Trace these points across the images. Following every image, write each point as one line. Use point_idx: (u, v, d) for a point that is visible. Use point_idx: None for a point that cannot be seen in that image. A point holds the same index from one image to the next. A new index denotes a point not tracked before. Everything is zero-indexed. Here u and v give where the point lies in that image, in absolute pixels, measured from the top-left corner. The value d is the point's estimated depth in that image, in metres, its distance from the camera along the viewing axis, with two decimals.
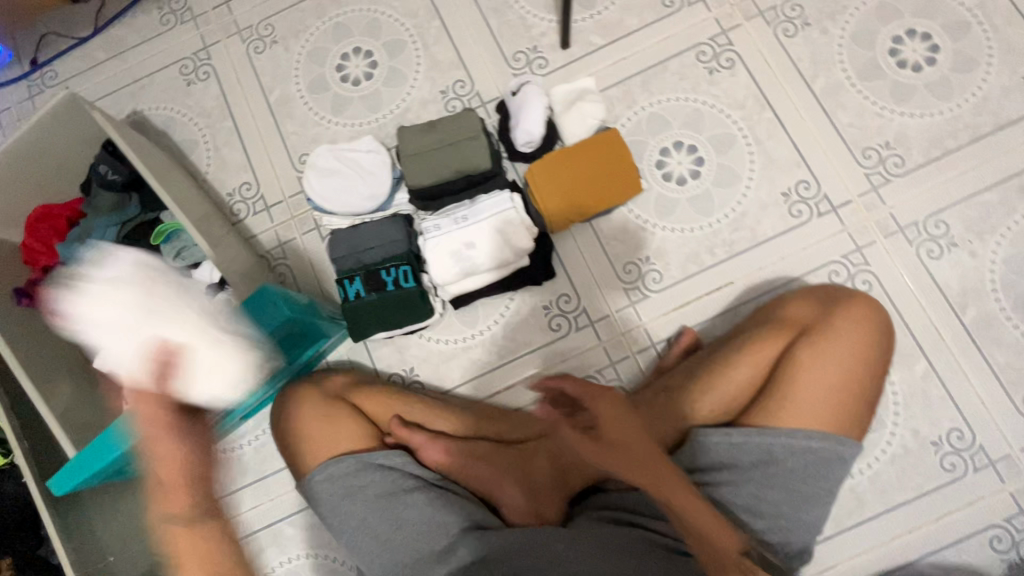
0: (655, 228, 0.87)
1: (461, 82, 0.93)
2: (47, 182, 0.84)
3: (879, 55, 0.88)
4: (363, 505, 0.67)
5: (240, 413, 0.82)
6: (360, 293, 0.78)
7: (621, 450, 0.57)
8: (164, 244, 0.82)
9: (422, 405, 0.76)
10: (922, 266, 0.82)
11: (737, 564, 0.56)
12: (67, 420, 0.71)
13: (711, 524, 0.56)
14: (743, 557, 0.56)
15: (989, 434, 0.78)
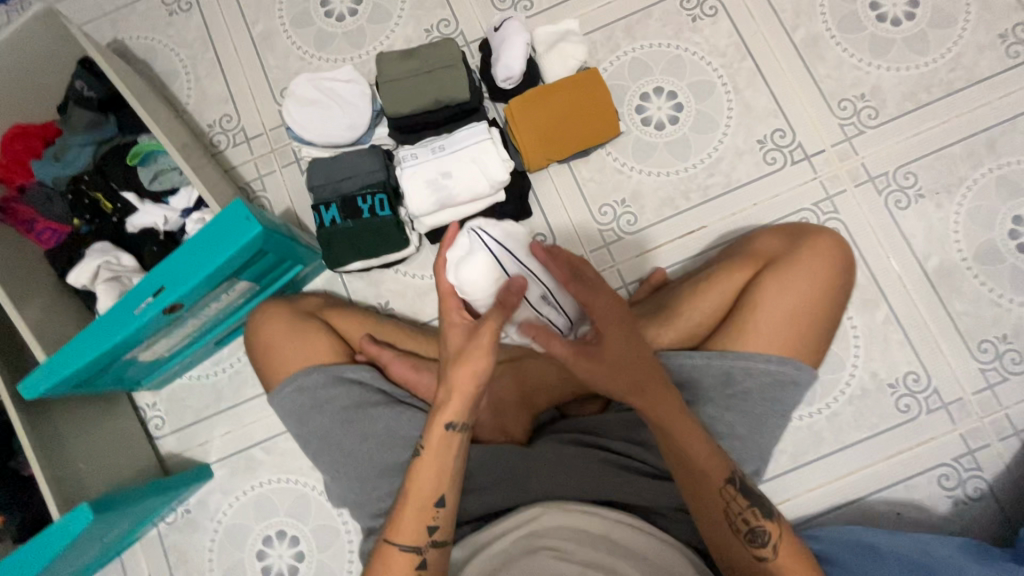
0: (632, 171, 0.88)
1: (445, 20, 0.93)
2: (22, 100, 0.84)
3: (860, 8, 0.89)
4: (330, 416, 0.70)
5: (214, 335, 0.83)
6: (336, 220, 0.80)
7: (612, 367, 0.55)
8: (140, 166, 0.82)
9: (393, 327, 0.78)
10: (890, 216, 0.84)
11: (717, 491, 0.56)
12: (40, 331, 0.72)
13: (696, 444, 0.56)
14: (727, 484, 0.56)
15: (944, 378, 0.80)
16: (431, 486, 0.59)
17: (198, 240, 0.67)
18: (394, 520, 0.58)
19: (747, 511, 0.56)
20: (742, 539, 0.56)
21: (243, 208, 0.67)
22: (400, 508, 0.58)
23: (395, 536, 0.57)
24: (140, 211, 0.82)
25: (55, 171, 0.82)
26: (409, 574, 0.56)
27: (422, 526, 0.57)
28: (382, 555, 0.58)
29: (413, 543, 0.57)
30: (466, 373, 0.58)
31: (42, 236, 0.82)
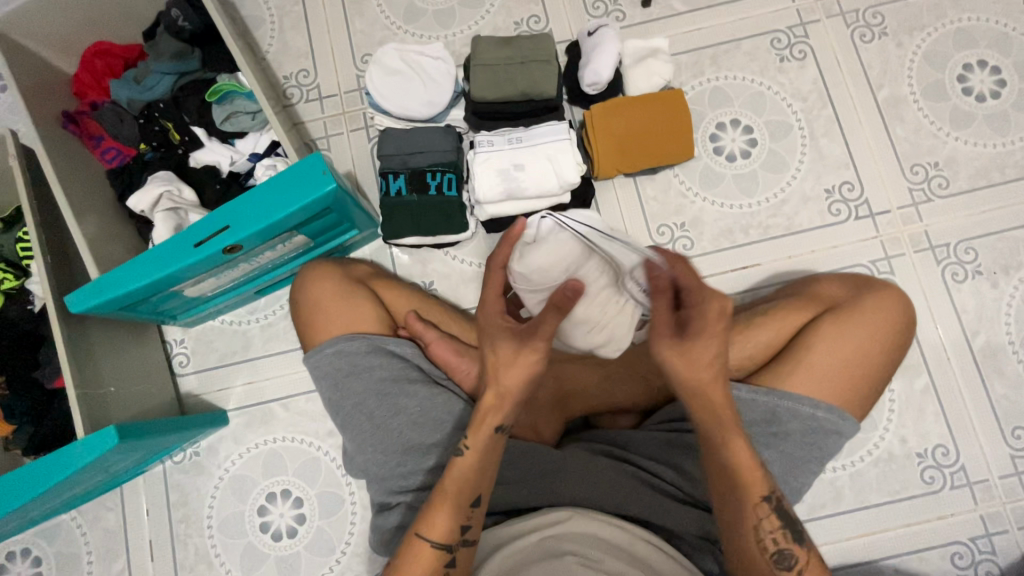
0: (696, 197, 0.88)
1: (536, 18, 0.94)
2: (112, 19, 0.84)
3: (947, 78, 0.89)
4: (365, 385, 0.69)
5: (258, 284, 0.83)
6: (401, 191, 0.80)
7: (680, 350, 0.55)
8: (218, 105, 0.81)
9: (439, 308, 0.78)
10: (945, 287, 0.84)
11: (753, 506, 0.56)
12: (93, 246, 0.72)
13: (739, 450, 0.56)
14: (762, 500, 0.56)
15: (972, 457, 0.80)
16: (463, 488, 0.57)
17: (270, 187, 0.67)
18: (425, 516, 0.57)
19: (777, 532, 0.56)
20: (766, 560, 0.55)
21: (321, 162, 0.67)
22: (434, 502, 0.57)
23: (426, 530, 0.56)
24: (207, 149, 0.83)
25: (132, 91, 0.82)
26: (437, 570, 0.56)
27: (455, 526, 0.56)
28: (410, 545, 0.57)
29: (444, 540, 0.56)
30: (513, 375, 0.57)
31: (106, 155, 0.81)
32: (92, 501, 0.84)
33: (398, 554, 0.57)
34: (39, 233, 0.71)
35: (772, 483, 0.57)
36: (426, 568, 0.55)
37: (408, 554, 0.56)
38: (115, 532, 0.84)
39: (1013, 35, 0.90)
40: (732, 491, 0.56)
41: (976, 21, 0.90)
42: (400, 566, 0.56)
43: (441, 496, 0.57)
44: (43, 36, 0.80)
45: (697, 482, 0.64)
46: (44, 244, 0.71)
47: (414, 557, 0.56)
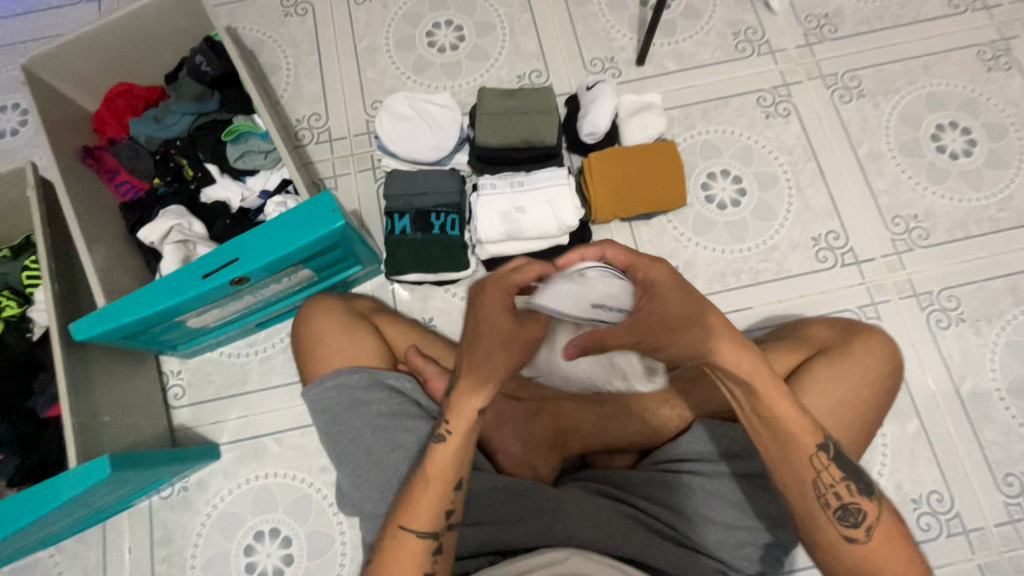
0: (689, 242, 0.91)
1: (538, 72, 1.00)
2: (136, 63, 0.89)
3: (922, 137, 0.95)
4: (364, 419, 0.69)
5: (262, 316, 0.84)
6: (406, 230, 0.83)
7: (669, 329, 0.52)
8: (232, 143, 0.85)
9: (440, 345, 0.79)
10: (930, 333, 0.86)
11: (809, 459, 0.55)
12: (101, 274, 0.73)
13: (786, 411, 0.55)
14: (817, 453, 0.55)
15: (967, 504, 0.80)
16: (439, 480, 0.57)
17: (282, 222, 0.70)
18: (401, 507, 0.57)
19: (839, 485, 0.55)
20: (831, 514, 0.54)
21: (332, 200, 0.70)
22: (415, 488, 0.57)
23: (406, 520, 0.56)
24: (217, 184, 0.85)
25: (150, 130, 0.86)
26: (423, 559, 0.55)
27: (438, 513, 0.56)
28: (390, 536, 0.56)
29: (423, 527, 0.55)
30: (480, 376, 0.57)
31: (120, 188, 0.84)
32: (72, 537, 0.81)
33: (381, 547, 0.56)
34: (49, 262, 0.72)
35: (825, 434, 0.56)
36: (412, 560, 0.55)
37: (392, 544, 0.55)
38: (93, 571, 0.81)
39: (980, 99, 0.97)
40: (791, 450, 0.55)
41: (945, 87, 0.97)
42: (385, 559, 0.55)
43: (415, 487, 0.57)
44: (71, 76, 0.85)
45: (695, 524, 0.64)
46: (52, 272, 0.72)
47: (395, 546, 0.55)
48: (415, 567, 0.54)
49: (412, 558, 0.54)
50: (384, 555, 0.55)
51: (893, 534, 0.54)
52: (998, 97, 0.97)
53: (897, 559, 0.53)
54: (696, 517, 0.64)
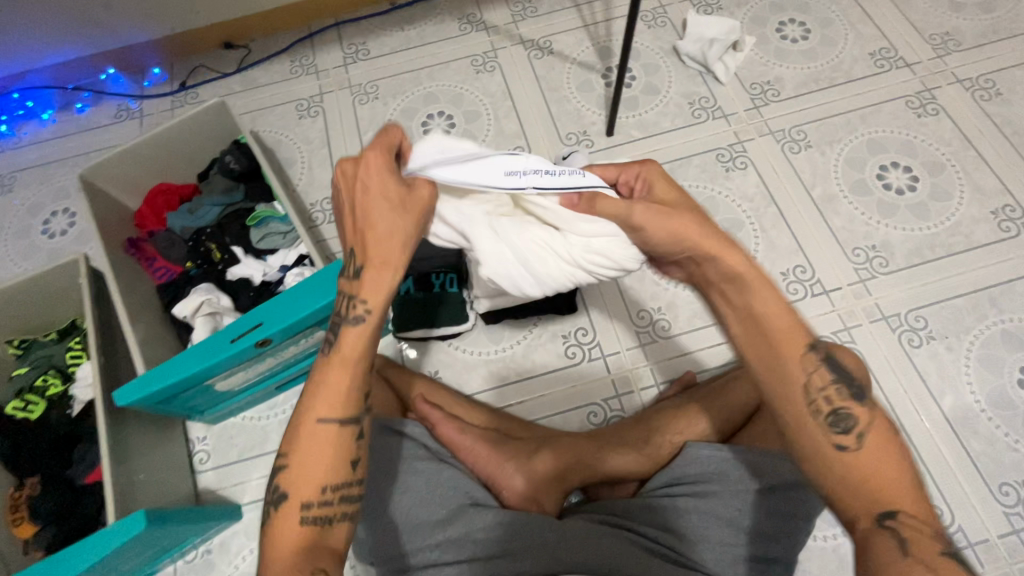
0: (669, 284, 0.99)
1: (521, 148, 1.14)
2: (174, 166, 1.03)
3: (868, 177, 1.06)
4: (374, 466, 0.72)
5: (281, 378, 0.91)
6: (409, 289, 0.94)
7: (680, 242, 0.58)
8: (255, 227, 0.97)
9: (446, 393, 0.86)
10: (904, 352, 0.92)
11: (798, 358, 0.54)
12: (140, 347, 0.82)
13: (773, 302, 0.55)
14: (809, 350, 0.54)
15: (968, 518, 0.81)
16: (348, 371, 0.56)
17: (302, 289, 0.79)
18: (313, 402, 0.55)
19: (829, 389, 0.53)
20: (820, 422, 0.52)
21: (341, 267, 0.80)
22: (322, 376, 0.56)
23: (321, 413, 0.54)
24: (242, 264, 0.96)
25: (186, 220, 0.99)
26: (345, 448, 0.55)
27: (358, 401, 0.56)
28: (305, 429, 0.54)
29: (342, 416, 0.55)
30: (392, 240, 0.55)
31: (158, 273, 0.96)
32: None
33: (295, 444, 0.54)
34: (95, 340, 0.81)
35: (814, 336, 0.55)
36: (333, 449, 0.54)
37: (309, 437, 0.54)
38: None
39: (915, 141, 1.08)
40: (772, 352, 0.54)
41: (883, 133, 1.09)
42: (301, 456, 0.54)
43: (323, 384, 0.55)
44: (119, 181, 0.99)
45: (694, 543, 0.66)
46: (97, 349, 0.81)
47: (315, 439, 0.54)
48: (341, 456, 0.54)
49: (337, 449, 0.54)
50: (301, 453, 0.54)
51: (884, 440, 0.51)
52: (931, 138, 1.08)
53: (882, 463, 0.50)
54: (695, 537, 0.66)
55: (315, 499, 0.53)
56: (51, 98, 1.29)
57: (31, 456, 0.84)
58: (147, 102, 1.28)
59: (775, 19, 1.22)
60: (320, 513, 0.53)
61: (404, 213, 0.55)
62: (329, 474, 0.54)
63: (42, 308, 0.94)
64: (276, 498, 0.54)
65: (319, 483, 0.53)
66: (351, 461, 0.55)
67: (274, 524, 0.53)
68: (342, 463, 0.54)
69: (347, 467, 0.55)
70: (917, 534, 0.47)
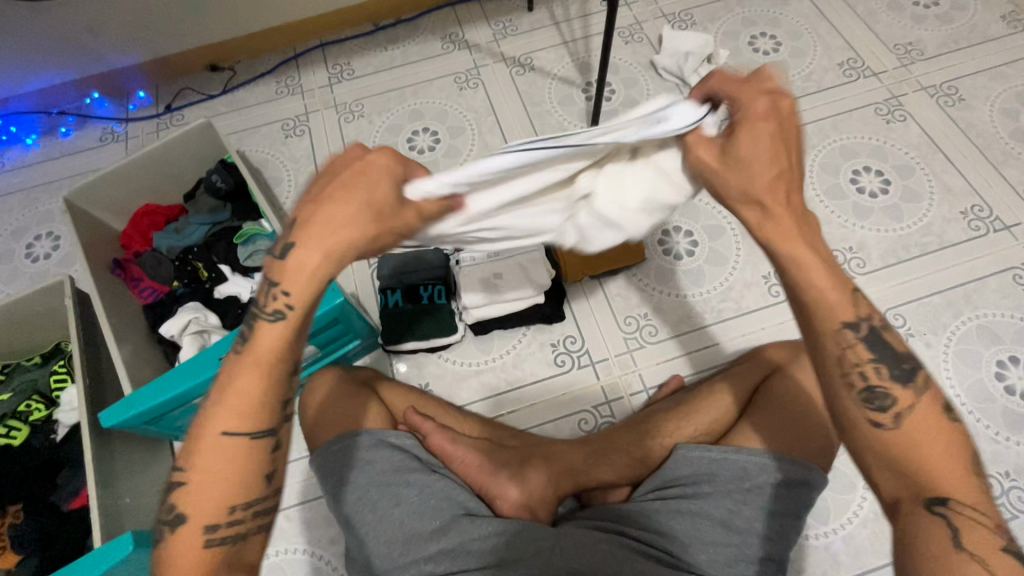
0: (654, 291, 1.01)
1: None
2: (159, 187, 1.03)
3: (842, 181, 1.09)
4: (368, 479, 0.72)
5: None
6: (398, 302, 0.93)
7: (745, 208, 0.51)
8: (242, 245, 0.97)
9: (436, 404, 0.86)
10: None
11: (831, 333, 0.51)
12: (126, 368, 0.81)
13: (818, 274, 0.50)
14: (844, 326, 0.51)
15: None
16: (262, 378, 0.50)
17: None
18: (219, 412, 0.50)
19: (867, 364, 0.51)
20: (856, 400, 0.51)
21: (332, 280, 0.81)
22: (234, 378, 0.50)
23: (230, 427, 0.49)
24: (229, 282, 0.95)
25: (172, 240, 0.99)
26: (260, 462, 0.51)
27: (277, 412, 0.51)
28: (208, 442, 0.49)
29: (254, 428, 0.50)
30: (328, 236, 0.47)
31: (143, 293, 0.96)
32: None
33: (197, 451, 0.50)
34: (80, 362, 0.80)
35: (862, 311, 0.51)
36: (242, 463, 0.50)
37: (214, 450, 0.50)
38: None
39: (885, 146, 1.12)
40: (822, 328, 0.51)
41: (854, 139, 1.13)
42: (203, 465, 0.49)
43: (232, 390, 0.50)
44: (104, 203, 0.99)
45: (687, 545, 0.65)
46: (82, 371, 0.80)
47: (219, 452, 0.50)
48: (252, 471, 0.50)
49: (248, 465, 0.50)
50: (201, 466, 0.50)
51: (932, 420, 0.50)
52: (900, 143, 1.12)
53: (934, 444, 0.49)
54: (688, 538, 0.66)
55: (223, 518, 0.50)
56: (35, 123, 1.29)
57: (13, 483, 0.82)
58: (132, 124, 1.29)
59: (747, 33, 1.27)
60: (226, 532, 0.51)
61: (355, 200, 0.46)
62: (236, 492, 0.50)
63: (25, 332, 0.93)
64: (173, 514, 0.50)
65: (228, 499, 0.50)
66: (266, 475, 0.52)
67: (171, 543, 0.50)
68: (252, 480, 0.51)
69: (258, 482, 0.51)
70: (970, 523, 0.46)
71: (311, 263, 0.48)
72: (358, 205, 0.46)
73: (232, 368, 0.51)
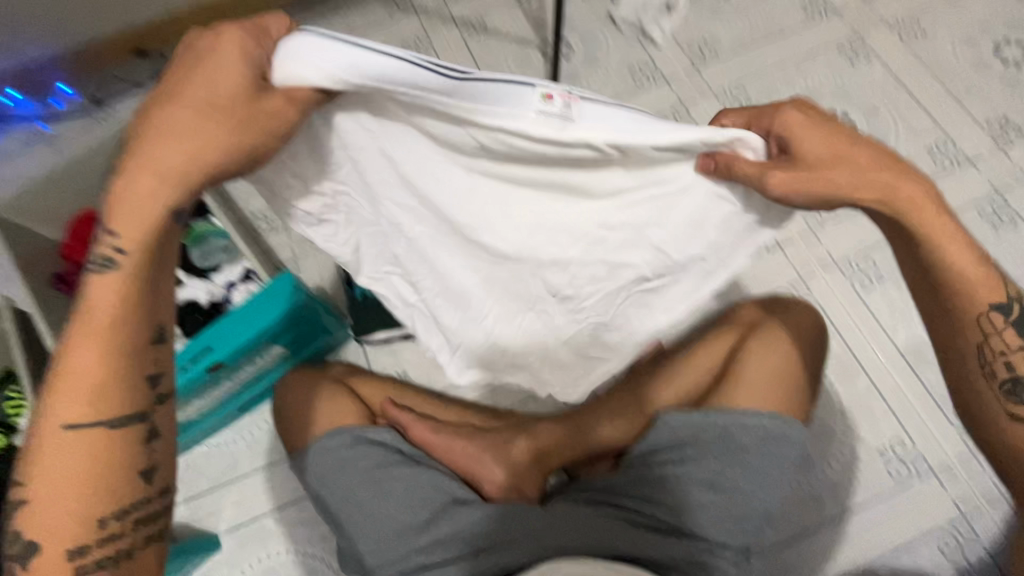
0: None
1: None
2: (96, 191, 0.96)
3: None
4: (351, 478, 0.71)
5: (242, 401, 0.87)
6: (365, 293, 0.91)
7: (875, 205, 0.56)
8: (193, 246, 0.91)
9: (411, 393, 0.84)
10: (857, 295, 0.95)
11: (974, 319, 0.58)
12: None
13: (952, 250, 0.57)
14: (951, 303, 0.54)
15: (928, 445, 0.87)
16: (104, 350, 0.49)
17: (248, 306, 0.76)
18: (60, 403, 0.49)
19: (1013, 353, 0.57)
20: (997, 392, 0.58)
21: (290, 279, 0.78)
22: (76, 349, 0.49)
23: (73, 422, 0.49)
24: (184, 287, 0.89)
25: None
26: (134, 450, 0.51)
27: (134, 392, 0.51)
28: (53, 436, 0.49)
29: (104, 414, 0.50)
30: (168, 159, 0.47)
31: None
32: None
33: (42, 445, 0.49)
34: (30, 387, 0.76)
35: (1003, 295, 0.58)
36: (100, 456, 0.50)
37: (59, 455, 0.48)
38: None
39: (850, 88, 1.10)
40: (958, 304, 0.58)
41: (819, 82, 1.11)
42: (49, 462, 0.48)
43: (73, 371, 0.49)
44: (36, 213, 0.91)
45: (675, 511, 0.66)
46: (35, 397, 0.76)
47: (67, 451, 0.49)
48: (125, 462, 0.51)
49: (105, 458, 0.50)
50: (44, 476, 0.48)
51: None
52: (865, 83, 1.10)
53: None
54: (677, 503, 0.66)
55: (94, 533, 0.49)
56: None
57: None
58: (60, 122, 1.18)
59: None
60: (97, 554, 0.49)
61: (197, 107, 0.47)
62: (95, 498, 0.49)
63: None
64: (20, 542, 0.48)
65: (98, 509, 0.49)
66: (136, 473, 0.51)
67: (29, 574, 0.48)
68: (118, 481, 0.50)
69: (127, 486, 0.51)
70: None
71: (152, 190, 0.48)
72: (195, 112, 0.47)
73: (68, 342, 0.50)
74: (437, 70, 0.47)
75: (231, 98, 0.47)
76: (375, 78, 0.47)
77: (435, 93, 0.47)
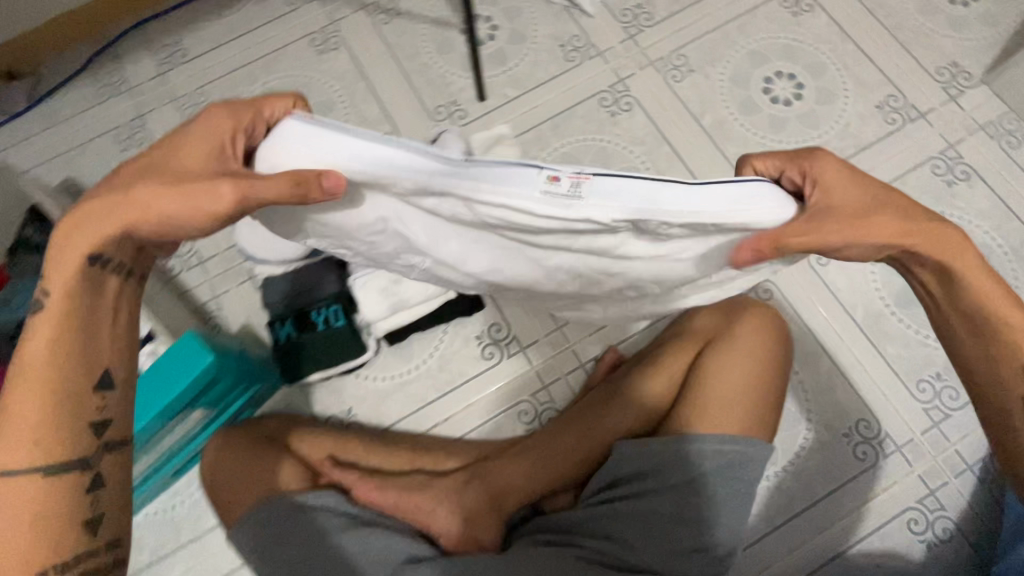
0: None
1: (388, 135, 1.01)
2: None
3: (755, 93, 1.01)
4: (290, 550, 0.64)
5: (167, 467, 0.80)
6: (291, 334, 0.83)
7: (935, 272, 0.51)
8: None
9: (356, 443, 0.79)
10: (813, 271, 0.91)
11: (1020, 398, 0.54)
12: None
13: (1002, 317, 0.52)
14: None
15: (893, 423, 0.85)
16: (46, 398, 0.49)
17: (148, 379, 0.67)
18: (2, 451, 0.47)
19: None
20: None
21: (195, 339, 0.69)
22: (15, 395, 0.48)
23: (16, 463, 0.47)
24: None
25: None
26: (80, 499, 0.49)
27: (82, 437, 0.50)
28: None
29: (50, 459, 0.48)
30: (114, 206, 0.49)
31: None
32: None
33: None
34: None
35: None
36: (44, 504, 0.48)
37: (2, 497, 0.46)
38: None
39: (795, 44, 1.03)
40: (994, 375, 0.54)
41: (763, 41, 1.03)
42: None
43: (14, 417, 0.48)
44: None
45: (635, 547, 0.63)
46: None
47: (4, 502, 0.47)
48: (69, 512, 0.49)
49: (48, 507, 0.48)
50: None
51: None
52: (810, 37, 1.03)
53: None
54: (637, 540, 0.63)
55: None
56: None
57: None
58: None
59: None
60: None
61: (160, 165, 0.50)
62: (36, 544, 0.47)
63: None
64: None
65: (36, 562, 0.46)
66: (80, 524, 0.49)
67: None
68: (62, 533, 0.48)
69: (73, 537, 0.48)
70: None
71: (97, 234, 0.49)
72: (159, 165, 0.50)
73: (8, 389, 0.49)
74: (435, 155, 0.44)
75: (197, 156, 0.50)
76: (373, 167, 0.45)
77: (432, 175, 0.44)
